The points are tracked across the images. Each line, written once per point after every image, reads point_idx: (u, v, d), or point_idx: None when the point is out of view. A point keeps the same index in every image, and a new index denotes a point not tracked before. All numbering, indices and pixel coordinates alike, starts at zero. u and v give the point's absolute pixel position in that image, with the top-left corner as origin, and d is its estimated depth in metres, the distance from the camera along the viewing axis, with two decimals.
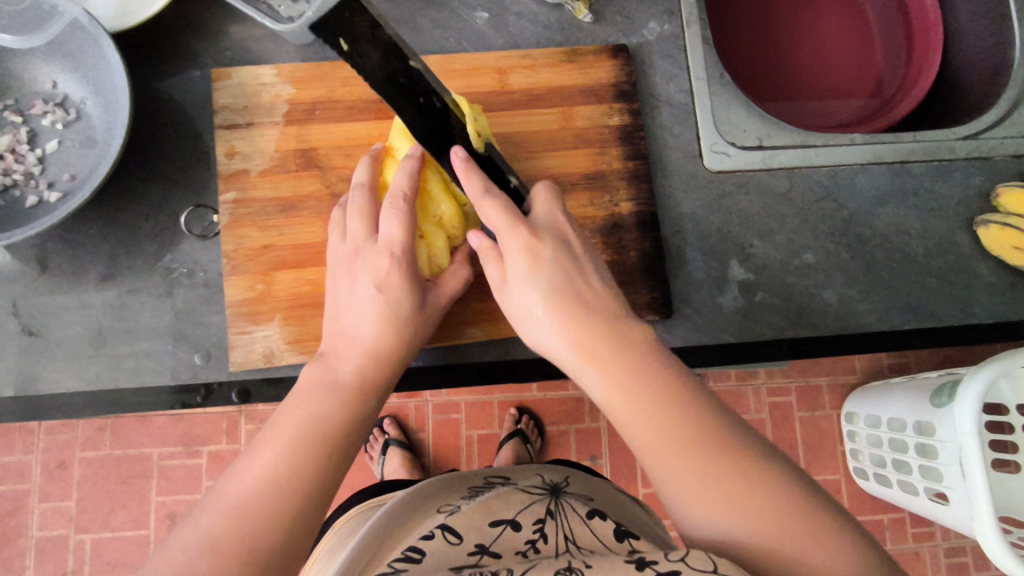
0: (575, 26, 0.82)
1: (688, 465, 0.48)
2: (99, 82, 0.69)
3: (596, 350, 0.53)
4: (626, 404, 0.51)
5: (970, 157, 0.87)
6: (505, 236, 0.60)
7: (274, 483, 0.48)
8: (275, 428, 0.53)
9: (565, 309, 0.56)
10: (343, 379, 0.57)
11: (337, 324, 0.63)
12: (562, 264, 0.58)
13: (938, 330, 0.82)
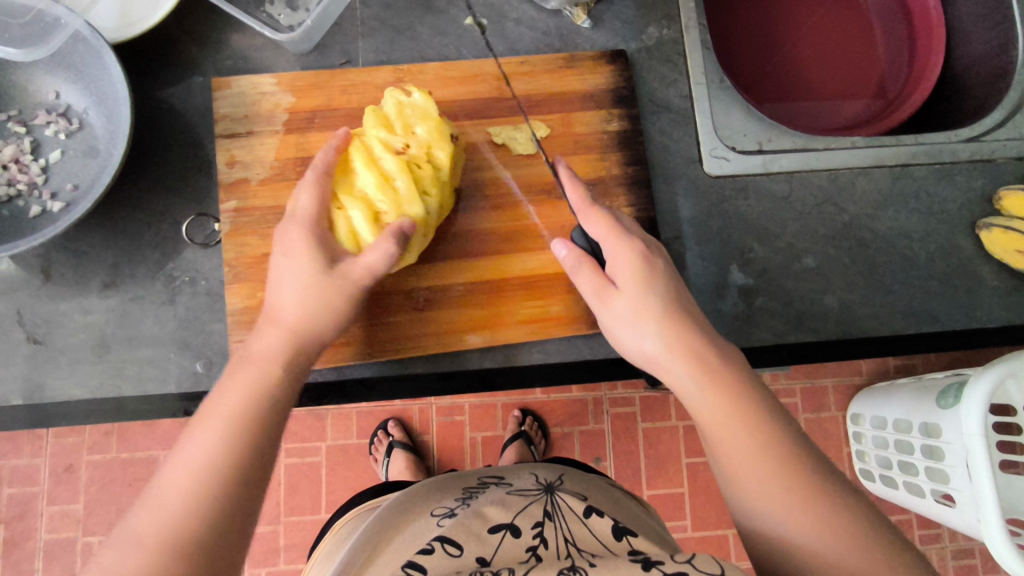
0: (573, 31, 0.83)
1: (756, 448, 0.53)
2: (101, 92, 0.70)
3: (696, 358, 0.57)
4: (715, 400, 0.56)
5: (972, 160, 0.86)
6: (616, 245, 0.63)
7: (197, 475, 0.52)
8: (204, 418, 0.56)
9: (679, 319, 0.59)
10: (268, 366, 0.60)
11: (269, 301, 0.65)
12: (670, 278, 0.62)
13: (941, 334, 0.82)
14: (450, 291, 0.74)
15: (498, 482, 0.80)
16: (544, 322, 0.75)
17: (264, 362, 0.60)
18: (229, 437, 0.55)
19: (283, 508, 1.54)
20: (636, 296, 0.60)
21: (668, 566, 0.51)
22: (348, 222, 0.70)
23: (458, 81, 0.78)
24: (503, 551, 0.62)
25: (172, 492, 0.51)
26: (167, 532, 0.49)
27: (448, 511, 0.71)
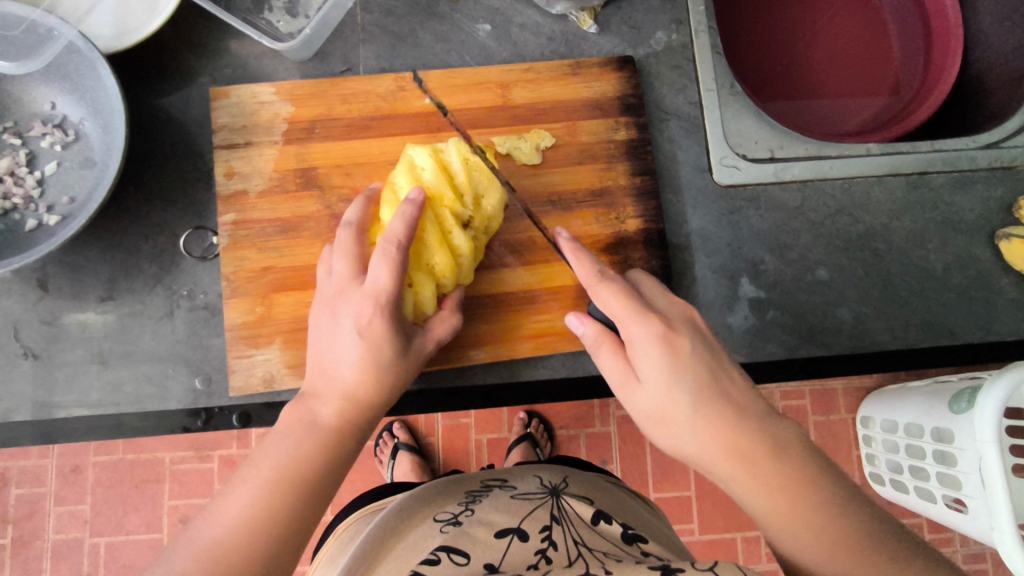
0: (579, 37, 0.80)
1: (824, 538, 0.50)
2: (97, 103, 0.68)
3: (736, 443, 0.53)
4: (760, 492, 0.52)
5: (991, 167, 0.83)
6: (635, 325, 0.58)
7: (249, 530, 0.50)
8: (250, 471, 0.54)
9: (709, 405, 0.55)
10: (325, 425, 0.58)
11: (322, 361, 0.62)
12: (701, 358, 0.57)
13: (956, 348, 0.80)
14: None
15: (503, 486, 0.79)
16: (550, 337, 0.73)
17: (317, 419, 0.58)
18: (283, 496, 0.53)
19: None
20: (661, 390, 0.55)
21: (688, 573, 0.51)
22: (415, 293, 0.67)
23: (461, 89, 0.76)
24: (511, 555, 0.60)
25: (216, 538, 0.50)
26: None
27: (452, 516, 0.70)
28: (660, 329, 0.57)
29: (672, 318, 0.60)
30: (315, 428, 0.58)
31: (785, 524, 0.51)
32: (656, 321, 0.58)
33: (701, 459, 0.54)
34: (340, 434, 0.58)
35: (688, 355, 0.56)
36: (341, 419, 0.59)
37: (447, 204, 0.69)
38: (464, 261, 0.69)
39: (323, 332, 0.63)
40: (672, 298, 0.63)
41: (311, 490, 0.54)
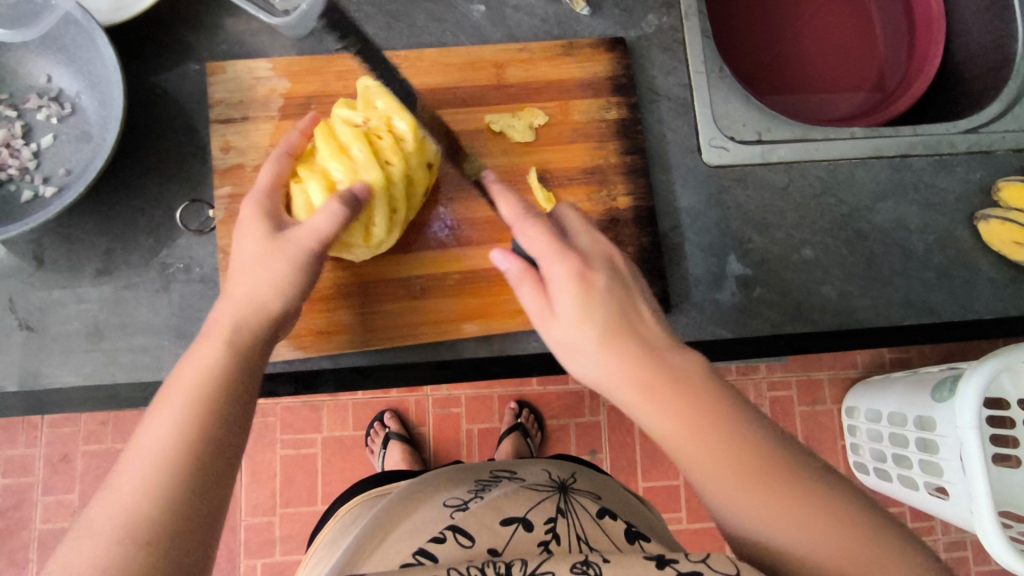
0: (572, 19, 0.82)
1: (721, 461, 0.52)
2: (93, 76, 0.69)
3: (636, 368, 0.54)
4: (673, 430, 0.52)
5: (970, 151, 0.86)
6: (553, 261, 0.58)
7: (167, 457, 0.50)
8: (156, 426, 0.52)
9: (621, 341, 0.55)
10: (229, 373, 0.56)
11: (246, 308, 0.61)
12: (613, 294, 0.57)
13: (938, 326, 0.82)
14: (445, 279, 0.74)
15: (511, 475, 0.78)
16: None
17: (224, 368, 0.56)
18: (202, 446, 0.51)
19: (278, 500, 1.54)
20: (575, 323, 0.56)
21: (682, 565, 0.49)
22: (364, 223, 0.69)
23: (456, 68, 0.78)
24: (515, 543, 0.62)
25: (143, 490, 0.47)
26: (139, 530, 0.45)
27: (461, 502, 0.70)
28: (578, 263, 0.58)
29: (592, 257, 0.60)
30: (221, 376, 0.56)
31: (728, 488, 0.51)
32: (577, 257, 0.58)
33: (607, 384, 0.55)
34: (238, 376, 0.57)
35: (601, 288, 0.57)
36: (242, 368, 0.58)
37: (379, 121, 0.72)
38: (415, 199, 0.73)
39: (243, 282, 0.62)
40: (597, 236, 0.63)
41: (230, 440, 0.53)
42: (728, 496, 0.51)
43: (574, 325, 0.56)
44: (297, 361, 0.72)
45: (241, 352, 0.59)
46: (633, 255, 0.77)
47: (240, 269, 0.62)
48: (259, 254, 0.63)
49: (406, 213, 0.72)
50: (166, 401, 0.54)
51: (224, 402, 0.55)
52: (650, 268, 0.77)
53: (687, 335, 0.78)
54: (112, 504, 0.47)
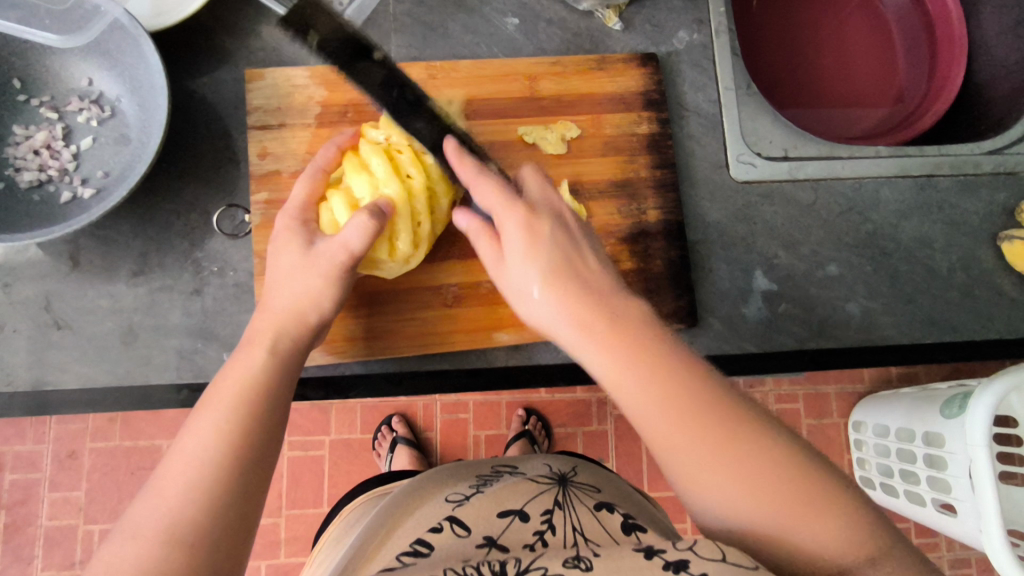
0: (604, 33, 0.83)
1: (696, 436, 0.49)
2: (136, 80, 0.70)
3: (581, 309, 0.55)
4: (617, 369, 0.52)
5: (995, 172, 0.87)
6: (504, 212, 0.60)
7: (219, 452, 0.51)
8: (199, 430, 0.52)
9: (567, 285, 0.56)
10: (271, 382, 0.57)
11: (285, 319, 0.61)
12: (561, 242, 0.58)
13: (960, 344, 0.83)
14: (477, 289, 0.74)
15: (512, 471, 0.78)
16: None
17: (263, 377, 0.57)
18: (244, 451, 0.52)
19: (284, 501, 1.54)
20: (522, 266, 0.58)
21: (669, 554, 0.49)
22: (388, 238, 0.69)
23: (490, 79, 0.78)
24: (511, 530, 0.62)
25: (188, 493, 0.48)
26: (183, 534, 0.46)
27: (462, 497, 0.69)
28: (525, 214, 0.60)
29: (541, 201, 0.62)
30: (262, 384, 0.56)
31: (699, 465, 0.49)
32: (524, 207, 0.60)
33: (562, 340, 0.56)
34: (279, 383, 0.58)
35: (549, 236, 0.59)
36: (283, 378, 0.58)
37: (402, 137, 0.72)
38: (438, 213, 0.74)
39: (284, 297, 0.62)
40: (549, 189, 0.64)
41: (271, 448, 0.54)
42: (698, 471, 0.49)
43: (526, 269, 0.58)
44: (328, 366, 0.72)
45: (288, 359, 0.60)
46: (661, 268, 0.78)
47: (287, 279, 0.63)
48: (296, 270, 0.63)
49: (430, 225, 0.72)
50: (205, 408, 0.54)
51: (267, 409, 0.55)
52: (677, 282, 0.78)
53: (712, 349, 0.79)
54: (157, 507, 0.47)
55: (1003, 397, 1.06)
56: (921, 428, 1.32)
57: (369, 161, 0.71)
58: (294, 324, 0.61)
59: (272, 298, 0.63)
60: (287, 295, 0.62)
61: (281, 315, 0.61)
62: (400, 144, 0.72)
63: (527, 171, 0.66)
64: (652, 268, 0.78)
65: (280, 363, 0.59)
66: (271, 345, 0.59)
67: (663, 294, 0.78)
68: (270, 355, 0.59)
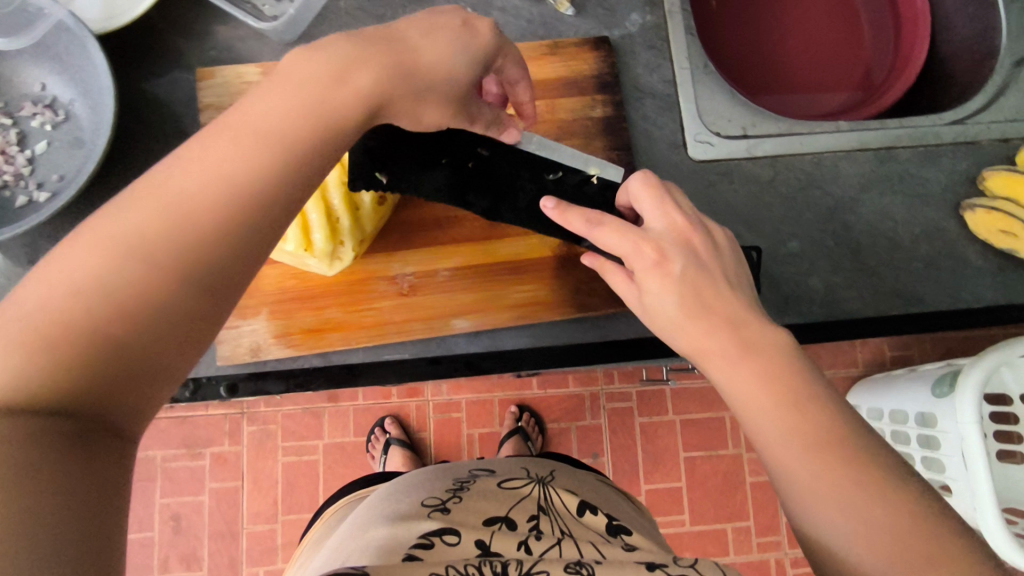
0: (556, 20, 0.83)
1: (812, 458, 0.45)
2: (87, 83, 0.70)
3: (713, 336, 0.50)
4: (742, 385, 0.48)
5: (956, 142, 0.87)
6: (624, 248, 0.54)
7: (169, 247, 0.38)
8: (150, 208, 0.39)
9: (701, 316, 0.51)
10: (119, 273, 0.36)
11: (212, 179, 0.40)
12: (695, 280, 0.52)
13: (926, 315, 0.82)
14: (436, 277, 0.74)
15: (488, 475, 0.78)
16: (530, 307, 0.75)
17: (122, 256, 0.37)
18: (188, 259, 0.38)
19: (280, 507, 1.54)
20: (652, 296, 0.53)
21: (671, 568, 0.53)
22: (302, 234, 0.67)
23: None
24: (501, 535, 0.62)
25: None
26: (53, 329, 0.34)
27: (440, 502, 0.68)
28: (654, 250, 0.53)
29: (679, 239, 0.54)
30: (157, 274, 0.37)
31: (814, 496, 0.44)
32: (653, 244, 0.53)
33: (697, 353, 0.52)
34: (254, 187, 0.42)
35: (679, 273, 0.52)
36: (177, 269, 0.38)
37: None
38: (362, 210, 0.70)
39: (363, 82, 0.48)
40: (672, 210, 0.56)
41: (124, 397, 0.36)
42: (807, 499, 0.44)
43: (662, 303, 0.53)
44: (288, 359, 0.73)
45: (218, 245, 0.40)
46: None
47: (275, 99, 0.44)
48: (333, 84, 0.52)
49: (350, 222, 0.68)
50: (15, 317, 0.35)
51: (90, 325, 0.35)
52: None
53: None
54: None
55: (991, 374, 1.06)
56: (914, 409, 1.31)
57: None
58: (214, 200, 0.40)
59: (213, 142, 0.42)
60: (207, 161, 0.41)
61: (205, 184, 0.40)
62: None
63: (636, 185, 0.57)
64: None
65: (199, 254, 0.39)
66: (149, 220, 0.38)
67: None
68: (188, 238, 0.39)
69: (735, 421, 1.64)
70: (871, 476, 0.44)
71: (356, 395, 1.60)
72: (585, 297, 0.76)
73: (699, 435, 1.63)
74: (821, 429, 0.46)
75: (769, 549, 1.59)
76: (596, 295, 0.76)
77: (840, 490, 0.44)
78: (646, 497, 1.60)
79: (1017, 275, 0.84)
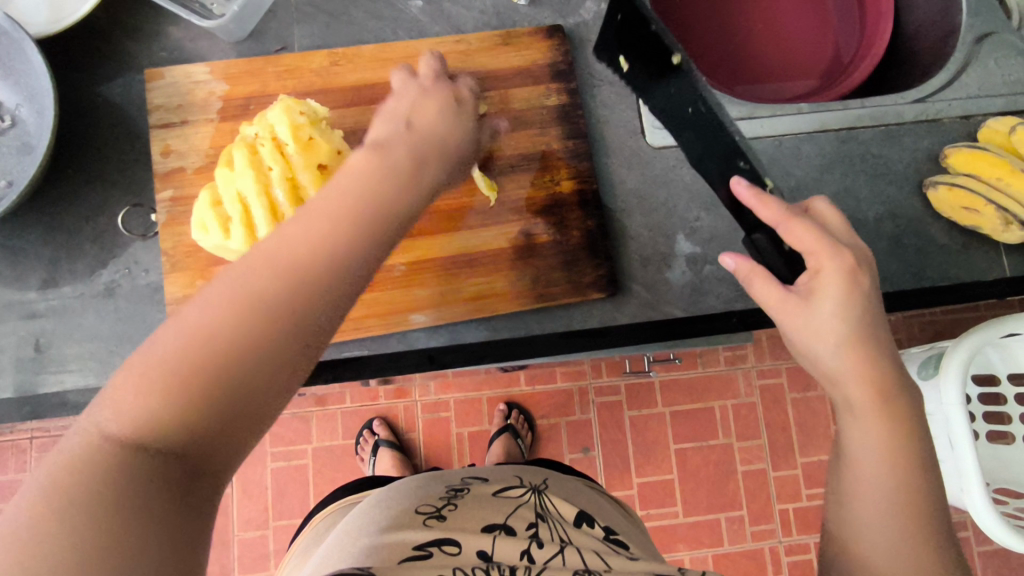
0: (510, 9, 0.82)
1: (889, 496, 0.50)
2: (31, 87, 0.70)
3: (878, 377, 0.52)
4: (875, 424, 0.51)
5: (917, 120, 0.87)
6: (829, 256, 0.54)
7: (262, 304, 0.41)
8: (254, 270, 0.42)
9: (870, 350, 0.52)
10: (224, 325, 0.40)
11: (308, 246, 0.44)
12: (867, 305, 0.53)
13: (890, 295, 0.82)
14: (391, 272, 0.74)
15: (481, 481, 0.76)
16: (489, 300, 0.74)
17: (234, 321, 0.40)
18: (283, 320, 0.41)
19: (270, 513, 1.53)
20: (831, 317, 0.53)
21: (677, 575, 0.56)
22: (246, 230, 0.66)
23: (394, 62, 0.78)
24: (502, 542, 0.60)
25: (64, 493, 0.33)
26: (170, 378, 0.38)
27: (435, 509, 0.66)
28: (852, 259, 0.54)
29: (850, 244, 0.56)
30: (254, 334, 0.40)
31: (875, 517, 0.50)
32: (852, 254, 0.54)
33: (832, 378, 0.53)
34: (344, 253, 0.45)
35: (866, 290, 0.54)
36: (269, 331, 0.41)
37: (266, 134, 0.69)
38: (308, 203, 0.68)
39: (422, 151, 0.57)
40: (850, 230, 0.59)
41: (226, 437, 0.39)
42: (866, 517, 0.51)
43: (833, 323, 0.53)
44: None
45: (313, 304, 0.42)
46: (579, 238, 0.77)
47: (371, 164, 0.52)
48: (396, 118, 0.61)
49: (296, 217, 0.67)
50: (146, 359, 0.39)
51: (196, 375, 0.38)
52: (595, 249, 0.76)
53: (637, 317, 0.77)
54: (30, 483, 0.34)
55: (974, 355, 1.06)
56: None
57: (233, 158, 0.69)
58: (305, 275, 0.43)
59: (299, 215, 0.45)
60: (305, 237, 0.44)
61: (303, 244, 0.44)
62: (262, 137, 0.68)
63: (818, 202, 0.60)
64: (568, 239, 0.76)
65: (298, 314, 0.42)
66: (245, 282, 0.41)
67: (583, 264, 0.76)
68: (283, 303, 0.41)
69: (724, 411, 1.63)
70: (932, 533, 0.49)
71: (343, 398, 1.59)
72: (545, 289, 0.75)
73: (689, 426, 1.62)
74: (911, 482, 0.51)
75: (762, 538, 1.59)
76: (555, 286, 0.75)
77: (900, 527, 0.50)
78: (637, 490, 1.59)
79: (982, 252, 0.83)
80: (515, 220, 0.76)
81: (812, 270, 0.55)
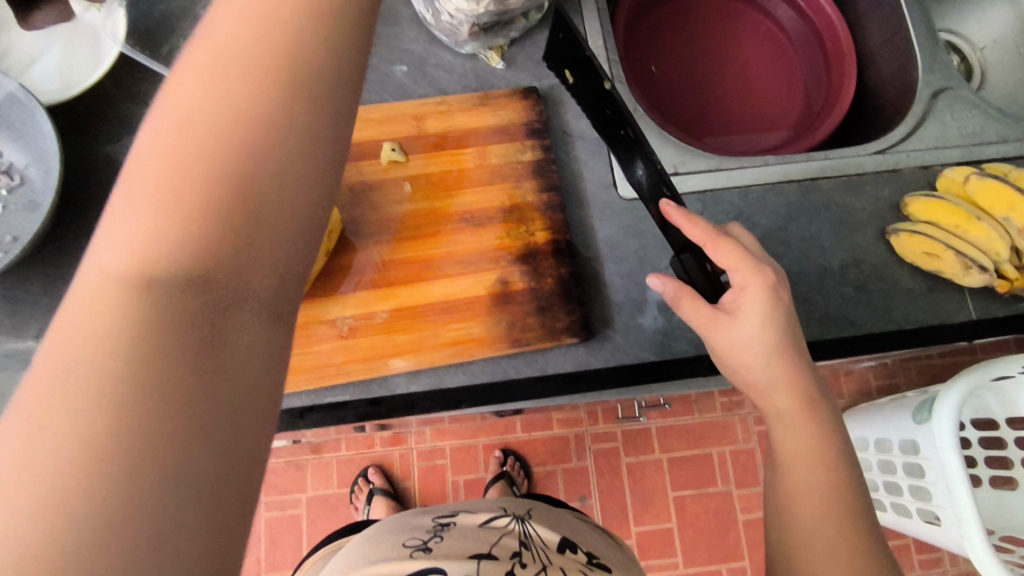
0: (488, 73, 0.88)
1: (828, 510, 0.57)
2: (41, 149, 0.75)
3: (802, 389, 0.60)
4: (804, 440, 0.59)
5: (878, 170, 0.92)
6: (753, 272, 0.60)
7: (232, 149, 0.34)
8: (196, 108, 0.35)
9: (793, 363, 0.60)
10: (217, 212, 0.33)
11: (265, 82, 0.36)
12: (785, 318, 0.60)
13: (859, 338, 0.84)
14: (372, 319, 0.77)
15: (466, 516, 0.77)
16: (466, 344, 0.77)
17: (194, 185, 0.33)
18: (252, 164, 0.35)
19: (263, 565, 1.52)
20: (755, 329, 0.59)
21: None
22: None
23: (378, 122, 0.83)
24: (486, 564, 0.61)
25: (66, 427, 0.27)
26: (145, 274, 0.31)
27: (422, 542, 0.67)
28: (773, 277, 0.60)
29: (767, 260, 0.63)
30: (239, 188, 0.34)
31: (818, 533, 0.57)
32: (771, 271, 0.61)
33: (765, 388, 0.61)
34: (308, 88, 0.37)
35: (786, 307, 0.60)
36: (251, 183, 0.35)
37: None
38: None
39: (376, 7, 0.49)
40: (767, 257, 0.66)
41: (228, 367, 0.32)
42: (812, 535, 0.57)
43: (754, 332, 0.59)
44: None
45: (315, 160, 0.37)
46: (553, 286, 0.80)
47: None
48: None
49: None
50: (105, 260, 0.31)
51: (208, 273, 0.33)
52: (568, 297, 0.79)
53: (610, 361, 0.79)
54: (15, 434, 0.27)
55: (961, 399, 1.07)
56: (897, 437, 1.31)
57: None
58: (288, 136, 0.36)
59: (233, 73, 0.35)
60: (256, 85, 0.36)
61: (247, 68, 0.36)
62: None
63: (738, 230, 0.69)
64: (543, 287, 0.80)
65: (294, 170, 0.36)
66: (213, 148, 0.34)
67: (556, 310, 0.79)
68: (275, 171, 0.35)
69: (721, 458, 1.62)
70: (867, 539, 0.56)
71: (339, 445, 1.60)
72: (519, 334, 0.78)
73: (686, 473, 1.61)
74: (841, 493, 0.58)
75: None
76: (529, 331, 0.78)
77: (842, 543, 0.56)
78: (635, 540, 1.57)
79: (947, 295, 0.86)
80: (490, 268, 0.80)
81: (737, 287, 0.61)
